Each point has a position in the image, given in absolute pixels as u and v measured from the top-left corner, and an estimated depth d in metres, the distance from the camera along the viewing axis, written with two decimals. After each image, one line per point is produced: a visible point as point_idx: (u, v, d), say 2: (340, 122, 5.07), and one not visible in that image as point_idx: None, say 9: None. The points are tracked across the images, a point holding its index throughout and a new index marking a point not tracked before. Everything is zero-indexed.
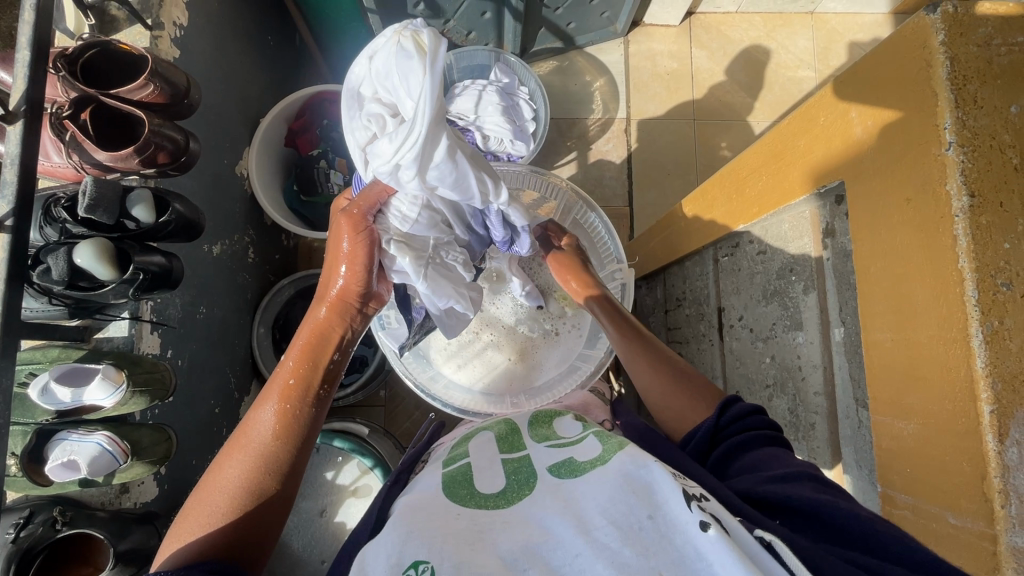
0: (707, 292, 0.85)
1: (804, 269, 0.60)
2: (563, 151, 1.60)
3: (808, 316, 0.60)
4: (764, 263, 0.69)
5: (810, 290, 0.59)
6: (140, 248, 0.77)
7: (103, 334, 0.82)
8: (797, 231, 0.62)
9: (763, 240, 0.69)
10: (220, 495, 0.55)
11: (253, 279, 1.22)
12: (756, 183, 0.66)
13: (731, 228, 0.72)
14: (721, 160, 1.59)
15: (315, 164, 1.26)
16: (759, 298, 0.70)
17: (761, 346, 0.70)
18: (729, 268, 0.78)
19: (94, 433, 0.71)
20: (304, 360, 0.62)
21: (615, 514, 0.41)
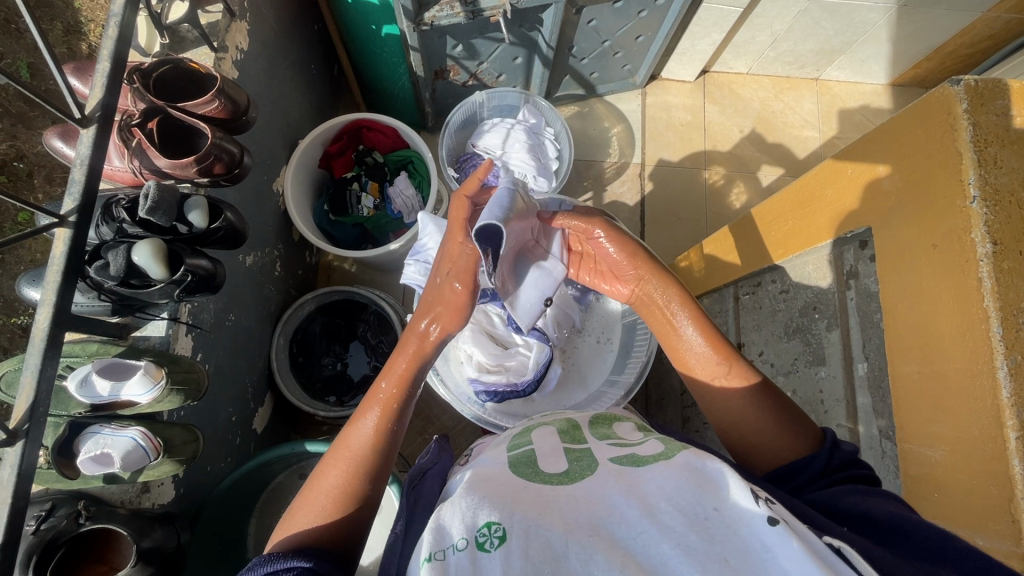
0: (726, 328, 0.88)
1: (828, 308, 0.64)
2: (579, 190, 1.67)
3: (831, 352, 0.64)
4: (786, 301, 0.72)
5: (833, 328, 0.63)
6: (190, 250, 0.81)
7: (141, 333, 0.84)
8: (819, 271, 0.66)
9: (785, 280, 0.73)
10: (324, 496, 0.57)
11: (278, 292, 1.25)
12: (781, 224, 0.71)
13: (755, 267, 0.77)
14: (729, 209, 1.67)
15: (348, 186, 1.33)
16: (780, 335, 0.74)
17: (781, 380, 0.73)
18: (749, 307, 0.82)
19: (129, 428, 0.72)
20: (402, 385, 0.66)
21: (681, 501, 0.42)
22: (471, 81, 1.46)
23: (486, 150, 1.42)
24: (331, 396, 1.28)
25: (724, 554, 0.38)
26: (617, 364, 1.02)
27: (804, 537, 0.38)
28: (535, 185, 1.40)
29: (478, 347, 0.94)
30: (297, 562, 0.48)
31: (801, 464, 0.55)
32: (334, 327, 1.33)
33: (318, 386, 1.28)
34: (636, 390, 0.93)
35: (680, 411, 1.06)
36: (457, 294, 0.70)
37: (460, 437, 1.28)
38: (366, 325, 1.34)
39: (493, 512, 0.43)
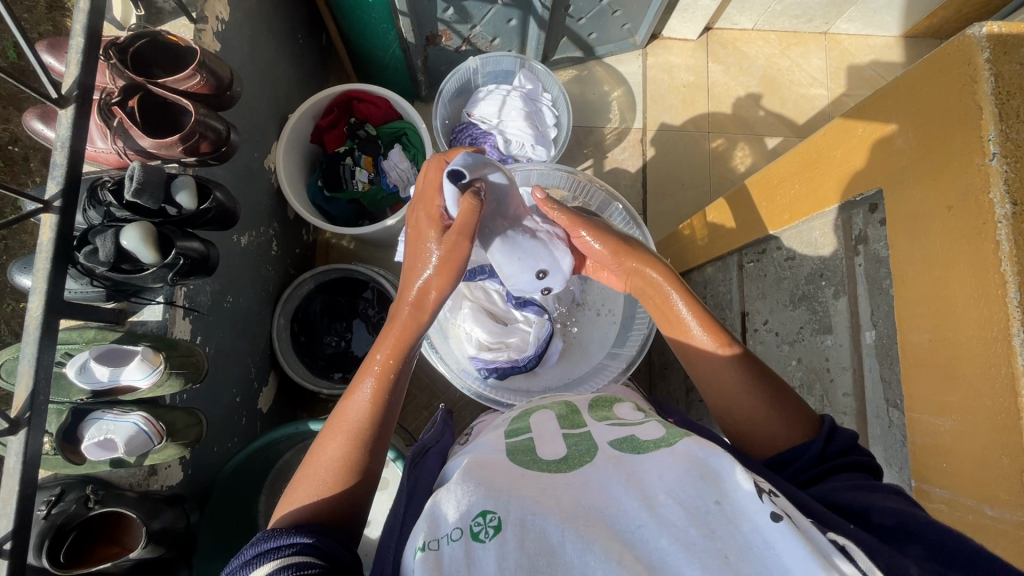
0: (730, 297, 0.87)
1: (835, 275, 0.63)
2: (579, 158, 1.63)
3: (837, 320, 0.62)
4: (792, 268, 0.70)
5: (840, 295, 0.62)
6: (181, 233, 0.79)
7: (137, 318, 0.83)
8: (827, 237, 0.64)
9: (791, 247, 0.71)
10: (323, 469, 0.57)
11: (275, 272, 1.24)
12: (788, 187, 0.68)
13: (759, 234, 0.74)
14: (733, 173, 1.63)
15: (341, 161, 1.29)
16: (785, 303, 0.72)
17: (786, 349, 0.71)
18: (753, 274, 0.80)
19: (130, 414, 0.72)
20: (397, 353, 0.63)
21: (682, 494, 0.42)
22: (464, 46, 1.41)
23: (482, 119, 1.38)
24: (336, 374, 1.29)
25: (724, 551, 0.38)
26: (620, 336, 1.00)
27: (808, 535, 0.38)
28: (534, 154, 1.37)
29: (478, 323, 0.94)
30: (301, 538, 0.48)
31: (796, 451, 0.56)
32: (334, 306, 1.32)
33: (322, 364, 1.29)
34: (637, 362, 0.91)
35: (683, 380, 1.05)
36: (444, 262, 0.64)
37: (465, 411, 1.28)
38: (367, 303, 1.33)
39: (488, 501, 0.43)
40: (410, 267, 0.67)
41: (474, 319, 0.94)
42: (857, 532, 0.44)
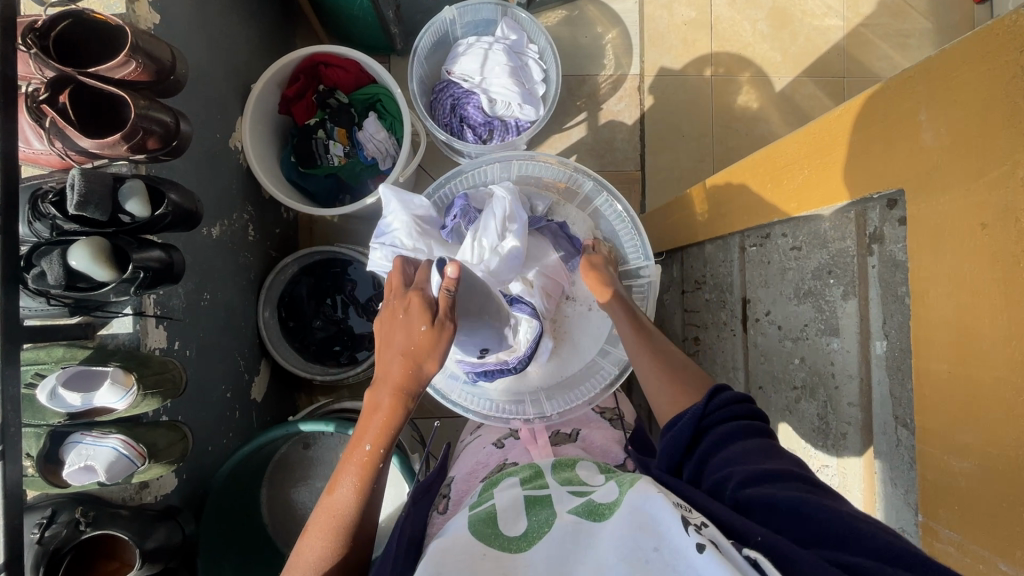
0: (731, 281, 0.81)
1: (846, 274, 0.57)
2: (572, 111, 1.51)
3: (846, 324, 0.57)
4: (799, 260, 0.64)
5: (850, 297, 0.56)
6: (139, 243, 0.73)
7: (107, 331, 0.79)
8: (840, 231, 0.57)
9: (798, 236, 0.64)
10: (305, 567, 0.61)
11: (255, 258, 1.19)
12: (798, 170, 0.60)
13: (763, 220, 0.68)
14: (738, 120, 1.51)
15: (313, 134, 1.20)
16: (790, 296, 0.66)
17: (789, 345, 0.66)
18: (757, 260, 0.74)
19: (109, 438, 0.70)
20: (379, 445, 0.64)
21: (625, 551, 0.44)
22: None
23: (464, 76, 1.26)
24: (329, 357, 1.27)
25: None
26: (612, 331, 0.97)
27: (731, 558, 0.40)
28: (522, 114, 1.26)
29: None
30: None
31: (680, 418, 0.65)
32: (320, 289, 1.28)
33: (313, 349, 1.26)
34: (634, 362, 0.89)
35: None
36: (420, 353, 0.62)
37: None
38: (354, 284, 1.29)
39: None
40: (382, 354, 0.64)
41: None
42: (767, 538, 0.46)
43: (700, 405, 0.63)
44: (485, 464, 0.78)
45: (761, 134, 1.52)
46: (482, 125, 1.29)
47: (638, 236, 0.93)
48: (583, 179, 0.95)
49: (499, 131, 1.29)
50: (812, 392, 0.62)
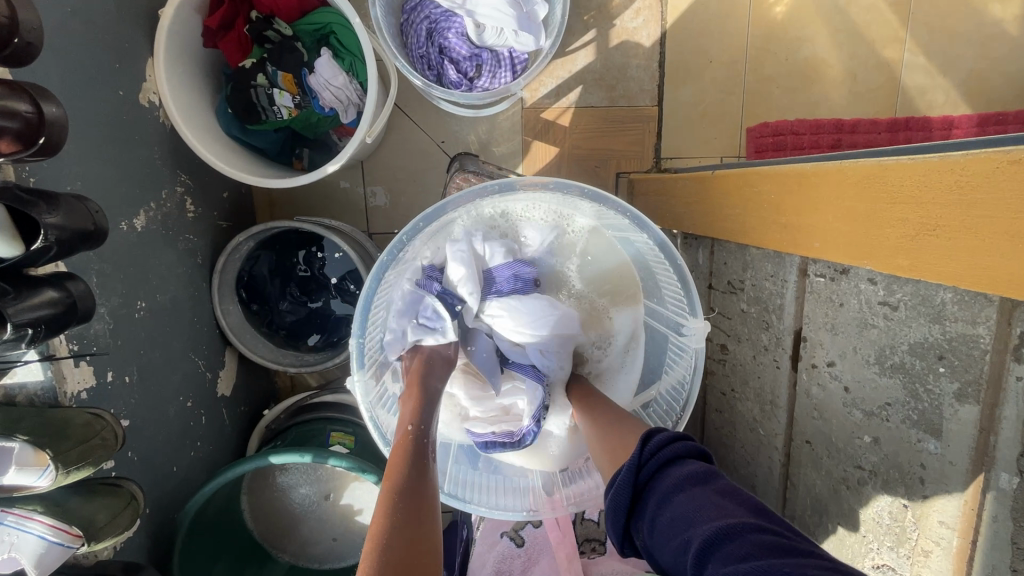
0: (780, 305, 0.67)
1: (968, 371, 0.44)
2: (578, 29, 1.23)
3: (955, 432, 0.46)
4: (887, 323, 0.51)
5: (969, 402, 0.45)
6: (19, 288, 0.55)
7: (11, 379, 0.63)
8: (970, 312, 0.43)
9: (889, 292, 0.50)
10: None
11: (201, 237, 0.99)
12: (911, 217, 0.43)
13: (841, 258, 0.52)
14: (778, 41, 1.25)
15: (251, 81, 0.94)
16: (867, 359, 0.54)
17: (857, 415, 0.55)
18: (822, 296, 0.59)
19: (34, 522, 0.58)
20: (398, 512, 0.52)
21: None
22: None
23: None
24: (303, 342, 1.13)
25: None
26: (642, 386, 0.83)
27: None
28: (516, 44, 0.98)
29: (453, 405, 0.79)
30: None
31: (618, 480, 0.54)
32: (285, 266, 1.12)
33: (284, 335, 1.12)
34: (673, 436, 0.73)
35: None
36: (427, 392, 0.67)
37: None
38: (323, 259, 1.14)
39: None
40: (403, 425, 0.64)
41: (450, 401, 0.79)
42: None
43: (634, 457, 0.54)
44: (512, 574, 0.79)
45: (803, 59, 1.26)
46: (468, 59, 1.03)
47: (679, 287, 0.73)
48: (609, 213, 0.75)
49: (488, 66, 1.03)
50: (889, 486, 0.53)
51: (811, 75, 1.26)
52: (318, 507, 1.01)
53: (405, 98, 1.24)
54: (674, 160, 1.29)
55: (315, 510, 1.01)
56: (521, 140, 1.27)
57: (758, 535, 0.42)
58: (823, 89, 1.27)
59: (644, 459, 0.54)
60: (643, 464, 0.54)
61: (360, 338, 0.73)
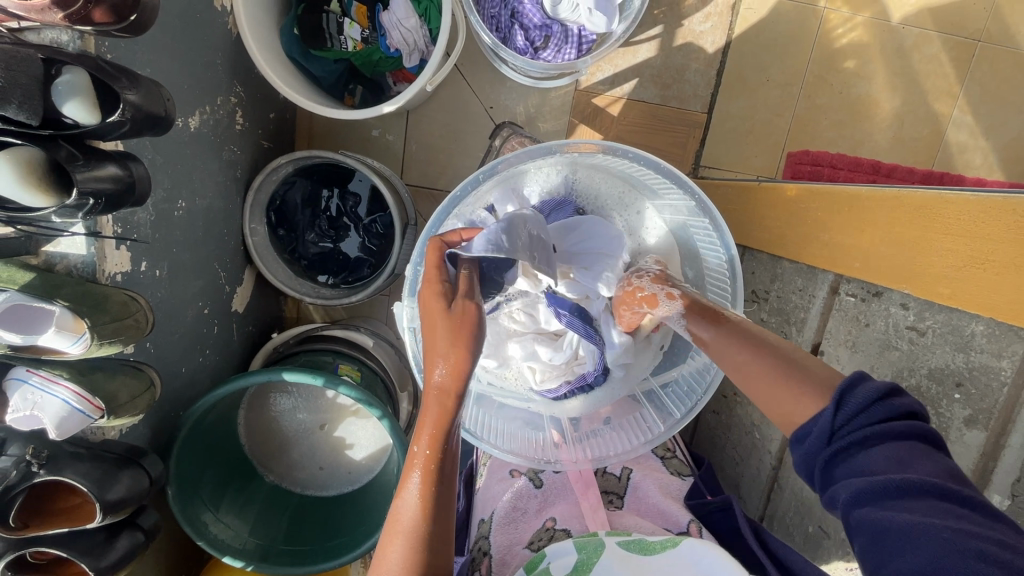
0: (805, 322, 0.78)
1: (983, 399, 0.59)
2: (646, 21, 1.23)
3: (955, 451, 0.62)
4: (913, 347, 0.64)
5: (976, 429, 0.60)
6: (87, 156, 0.56)
7: (53, 247, 0.64)
8: (995, 346, 0.57)
9: (920, 324, 0.63)
10: None
11: (243, 151, 0.99)
12: (964, 248, 0.55)
13: (883, 281, 0.65)
14: (835, 73, 1.26)
15: (325, 8, 0.98)
16: (883, 381, 0.68)
17: None
18: (850, 314, 0.71)
19: (59, 387, 0.60)
20: (437, 442, 0.54)
21: None
22: None
23: None
24: (322, 277, 1.15)
25: None
26: (660, 366, 0.88)
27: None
28: (589, 23, 0.99)
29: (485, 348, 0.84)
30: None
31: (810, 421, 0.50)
32: (317, 200, 1.14)
33: (304, 265, 1.14)
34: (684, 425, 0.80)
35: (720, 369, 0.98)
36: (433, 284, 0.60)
37: None
38: (357, 199, 1.16)
39: None
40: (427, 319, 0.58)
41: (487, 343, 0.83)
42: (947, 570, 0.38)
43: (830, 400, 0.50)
44: (525, 509, 0.82)
45: (857, 95, 1.27)
46: (538, 28, 1.04)
47: (728, 279, 0.80)
48: (673, 190, 0.82)
49: (556, 39, 1.04)
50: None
51: (861, 111, 1.27)
52: (311, 435, 1.04)
53: (464, 57, 1.25)
54: (712, 170, 1.30)
55: (308, 437, 1.04)
56: (568, 120, 1.28)
57: (942, 500, 0.41)
58: (870, 127, 1.28)
59: (841, 426, 0.48)
60: (840, 431, 0.48)
61: (417, 267, 0.81)
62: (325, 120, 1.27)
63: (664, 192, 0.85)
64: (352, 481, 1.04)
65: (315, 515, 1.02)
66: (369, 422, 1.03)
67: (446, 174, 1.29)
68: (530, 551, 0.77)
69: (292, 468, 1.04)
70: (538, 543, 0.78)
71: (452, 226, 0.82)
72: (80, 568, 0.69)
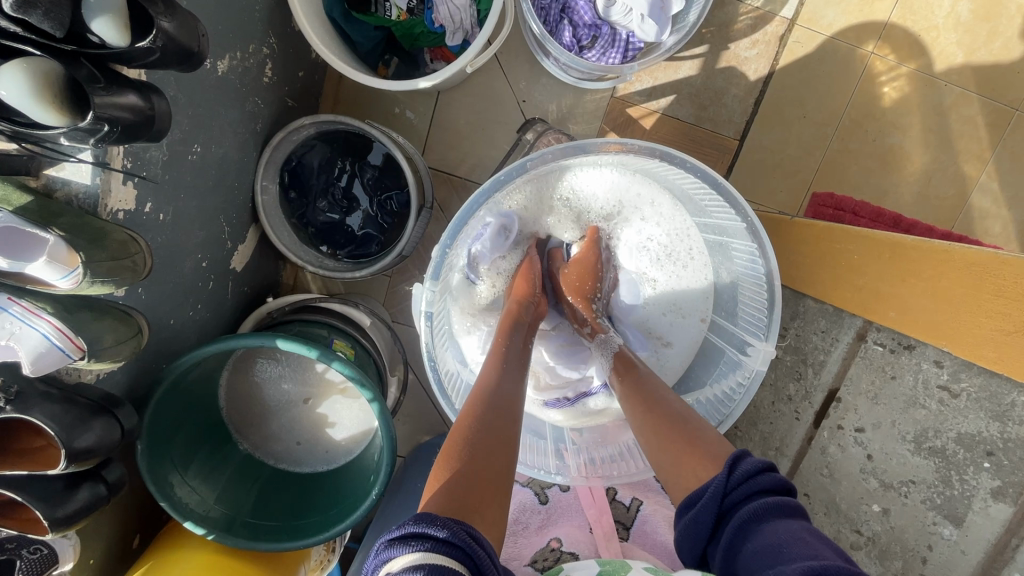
0: (825, 367, 0.78)
1: (1013, 472, 0.63)
2: (692, 38, 1.22)
3: (976, 521, 0.66)
4: (940, 410, 0.67)
5: (1001, 503, 0.64)
6: (108, 81, 0.53)
7: (57, 171, 0.59)
8: None
9: (952, 385, 0.66)
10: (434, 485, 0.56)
11: (267, 105, 0.95)
12: (1017, 315, 0.58)
13: (923, 335, 0.67)
14: (873, 120, 1.25)
15: None
16: (902, 440, 0.71)
17: (871, 480, 0.73)
18: (875, 364, 0.73)
19: (41, 321, 0.56)
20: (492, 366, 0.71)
21: None
22: None
23: None
24: (325, 247, 1.11)
25: None
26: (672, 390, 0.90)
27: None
28: (639, 30, 0.97)
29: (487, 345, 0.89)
30: (435, 531, 0.48)
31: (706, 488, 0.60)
32: (336, 165, 1.10)
33: (311, 233, 1.11)
34: None
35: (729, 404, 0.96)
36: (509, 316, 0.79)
37: None
38: (375, 172, 1.11)
39: None
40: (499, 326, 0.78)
41: (489, 334, 0.89)
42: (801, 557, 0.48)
43: (723, 474, 0.59)
44: (528, 524, 0.82)
45: (889, 146, 1.26)
46: (587, 27, 1.02)
47: (763, 311, 0.80)
48: (714, 201, 0.81)
49: (603, 41, 1.01)
50: (885, 555, 0.72)
51: (893, 162, 1.26)
52: (293, 407, 1.00)
53: (505, 46, 1.22)
54: None
55: (289, 410, 1.00)
56: (599, 126, 1.25)
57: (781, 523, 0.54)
58: (898, 180, 1.26)
59: (731, 485, 0.58)
60: (728, 493, 0.58)
61: (444, 250, 0.79)
62: (353, 88, 1.23)
63: (709, 208, 0.85)
64: (328, 461, 1.01)
65: (285, 489, 0.98)
66: (355, 403, 1.00)
67: (466, 162, 1.26)
68: (532, 569, 0.76)
69: (280, 444, 1.01)
70: (542, 562, 0.77)
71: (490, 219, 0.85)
72: (32, 515, 0.64)
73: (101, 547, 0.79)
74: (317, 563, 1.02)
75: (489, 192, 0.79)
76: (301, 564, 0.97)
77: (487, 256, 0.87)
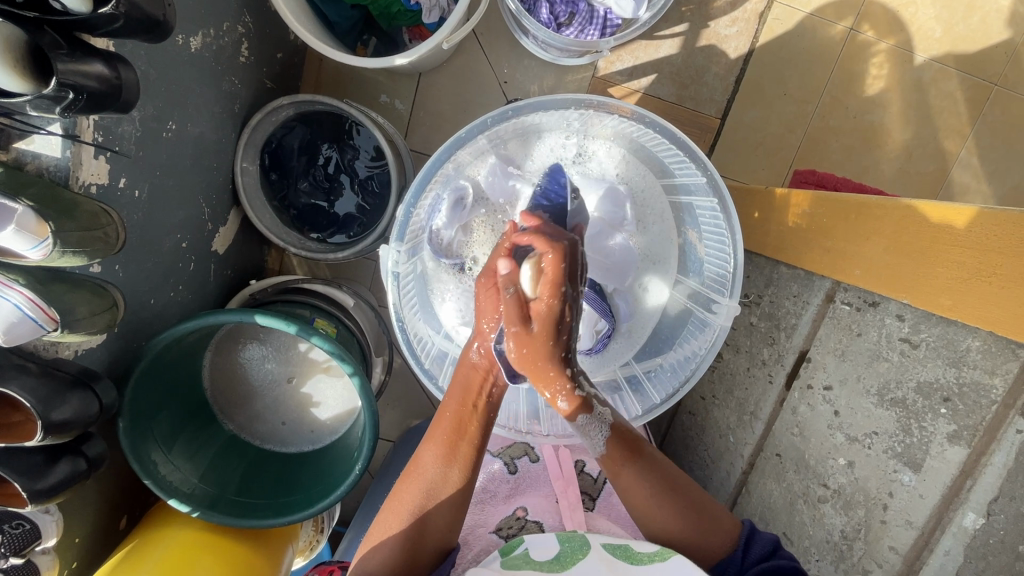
0: (795, 329, 0.82)
1: (968, 415, 0.62)
2: (673, 17, 1.22)
3: (933, 465, 0.65)
4: (906, 371, 0.68)
5: (957, 445, 0.63)
6: (73, 49, 0.53)
7: (26, 145, 0.59)
8: (988, 362, 0.60)
9: (915, 342, 0.67)
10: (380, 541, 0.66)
11: (244, 86, 0.95)
12: (974, 261, 0.59)
13: (888, 291, 0.68)
14: (853, 96, 1.26)
15: None
16: (868, 395, 0.72)
17: (839, 437, 0.75)
18: (843, 323, 0.76)
19: (13, 292, 0.56)
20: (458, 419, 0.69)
21: None
22: None
23: None
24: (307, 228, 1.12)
25: None
26: (646, 353, 0.91)
27: None
28: (615, 5, 0.97)
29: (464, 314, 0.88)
30: None
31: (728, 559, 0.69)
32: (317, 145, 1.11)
33: (292, 215, 1.11)
34: (660, 410, 0.82)
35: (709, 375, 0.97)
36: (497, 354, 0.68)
37: None
38: (356, 152, 1.11)
39: None
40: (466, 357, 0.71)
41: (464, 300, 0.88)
42: None
43: (741, 548, 0.69)
44: (494, 493, 0.83)
45: (870, 122, 1.27)
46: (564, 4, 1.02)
47: (728, 274, 0.81)
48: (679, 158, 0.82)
49: (581, 18, 1.02)
50: (850, 505, 0.74)
51: (873, 138, 1.27)
52: (276, 388, 1.01)
53: (484, 25, 1.21)
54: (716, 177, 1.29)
55: (272, 389, 1.01)
56: None
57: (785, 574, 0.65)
58: (878, 155, 1.27)
59: (750, 561, 0.68)
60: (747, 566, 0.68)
61: (408, 210, 0.81)
62: (334, 71, 1.23)
63: (676, 167, 0.86)
64: (313, 441, 1.02)
65: (271, 467, 0.99)
66: (338, 382, 1.00)
67: None
68: (496, 535, 0.78)
69: (260, 421, 1.01)
70: (506, 530, 0.78)
71: (454, 184, 0.87)
72: (13, 489, 0.64)
73: (85, 524, 0.80)
74: (305, 544, 1.04)
75: (452, 150, 0.82)
76: (290, 543, 0.98)
77: (452, 228, 0.86)
